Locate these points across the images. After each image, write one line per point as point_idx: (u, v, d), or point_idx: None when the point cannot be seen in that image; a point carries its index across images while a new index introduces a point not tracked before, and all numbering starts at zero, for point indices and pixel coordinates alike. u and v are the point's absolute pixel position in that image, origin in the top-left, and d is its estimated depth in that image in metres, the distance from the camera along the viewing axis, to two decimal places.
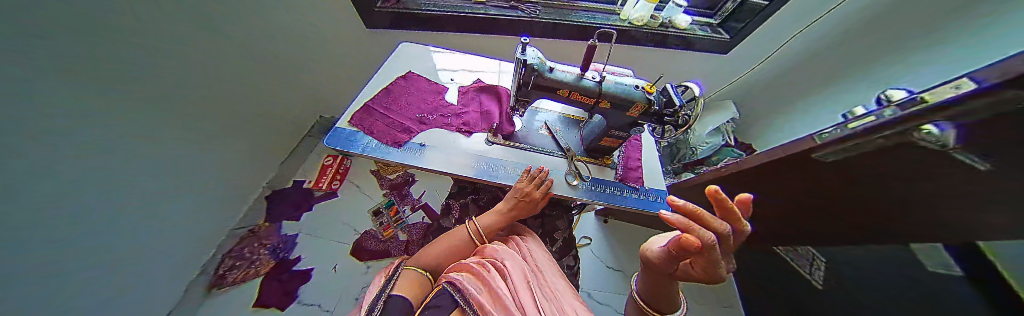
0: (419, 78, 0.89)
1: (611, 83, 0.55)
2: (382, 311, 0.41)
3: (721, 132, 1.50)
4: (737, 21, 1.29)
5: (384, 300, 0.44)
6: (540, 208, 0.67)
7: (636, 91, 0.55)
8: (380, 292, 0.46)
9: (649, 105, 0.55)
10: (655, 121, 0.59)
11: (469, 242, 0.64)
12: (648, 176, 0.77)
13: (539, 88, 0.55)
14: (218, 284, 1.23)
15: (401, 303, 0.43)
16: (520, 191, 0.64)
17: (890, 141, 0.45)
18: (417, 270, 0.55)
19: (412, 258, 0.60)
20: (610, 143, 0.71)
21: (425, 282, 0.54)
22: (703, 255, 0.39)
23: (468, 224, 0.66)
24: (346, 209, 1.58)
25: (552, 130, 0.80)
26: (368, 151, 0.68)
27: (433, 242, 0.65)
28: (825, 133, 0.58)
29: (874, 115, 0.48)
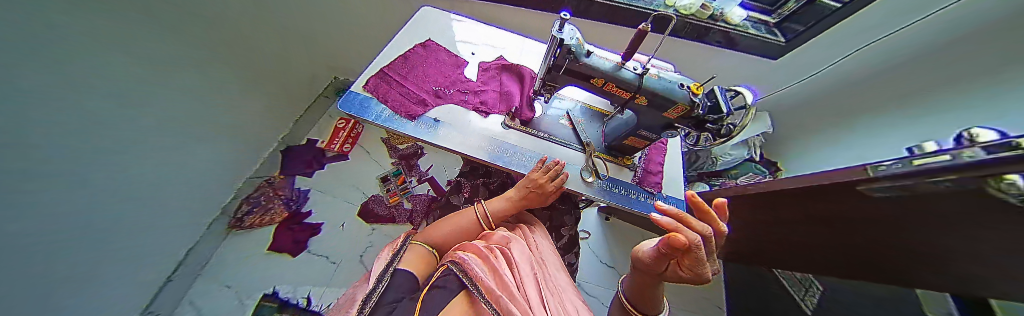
0: (438, 48, 0.84)
1: (650, 78, 0.48)
2: (390, 283, 0.40)
3: (752, 146, 1.39)
4: (798, 22, 1.13)
5: (390, 273, 0.43)
6: (550, 201, 0.64)
7: (680, 90, 0.49)
8: (389, 263, 0.46)
9: (692, 108, 0.48)
10: (693, 126, 0.53)
11: (476, 226, 0.62)
12: (668, 183, 0.72)
13: (571, 74, 0.49)
14: (237, 226, 1.31)
15: (406, 278, 0.43)
16: (532, 181, 0.60)
17: (964, 185, 0.34)
18: (424, 246, 0.55)
19: (420, 235, 0.59)
20: (635, 144, 0.66)
21: (431, 261, 0.54)
22: (688, 256, 0.37)
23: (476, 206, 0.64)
24: (355, 172, 1.61)
25: (573, 121, 0.75)
26: (381, 120, 0.66)
27: (439, 221, 0.63)
28: (883, 165, 0.45)
29: (948, 151, 0.35)
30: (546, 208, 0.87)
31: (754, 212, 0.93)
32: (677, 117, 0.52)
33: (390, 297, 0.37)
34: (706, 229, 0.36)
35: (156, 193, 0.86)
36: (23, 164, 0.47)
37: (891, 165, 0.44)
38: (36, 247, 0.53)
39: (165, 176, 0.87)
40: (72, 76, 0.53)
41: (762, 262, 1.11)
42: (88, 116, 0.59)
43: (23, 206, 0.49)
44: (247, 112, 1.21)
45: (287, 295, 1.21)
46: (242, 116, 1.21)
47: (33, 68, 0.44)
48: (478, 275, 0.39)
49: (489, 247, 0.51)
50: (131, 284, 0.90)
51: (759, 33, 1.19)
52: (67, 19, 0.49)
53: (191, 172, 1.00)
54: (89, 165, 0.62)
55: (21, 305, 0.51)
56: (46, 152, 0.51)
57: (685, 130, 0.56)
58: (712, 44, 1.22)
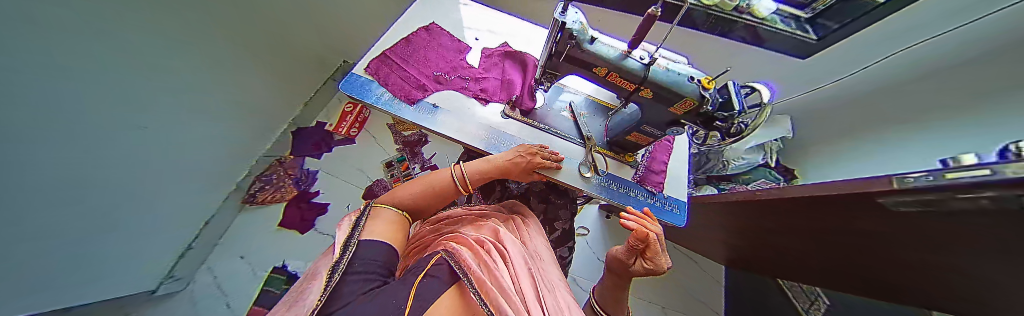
0: (442, 32, 0.82)
1: (658, 68, 0.45)
2: (356, 259, 0.35)
3: (767, 153, 1.31)
4: (830, 18, 0.99)
5: (354, 246, 0.38)
6: (529, 179, 0.62)
7: (690, 83, 0.45)
8: (352, 235, 0.40)
9: (701, 103, 0.45)
10: (701, 123, 0.50)
11: (450, 186, 0.56)
12: (670, 182, 0.69)
13: (572, 62, 0.47)
14: (250, 201, 1.38)
15: (377, 252, 0.38)
16: (525, 148, 0.59)
17: (998, 204, 0.30)
18: (393, 210, 0.51)
19: (384, 195, 0.54)
20: (636, 140, 0.63)
21: (399, 224, 0.49)
22: (646, 246, 0.46)
23: (451, 167, 0.57)
24: (361, 156, 1.64)
25: (576, 114, 0.72)
26: (380, 103, 0.66)
27: (406, 183, 0.57)
28: (909, 178, 0.41)
29: (992, 165, 0.31)
30: (543, 201, 0.86)
31: (755, 222, 0.90)
32: (682, 112, 0.48)
33: (355, 281, 0.32)
34: (657, 226, 0.46)
35: (168, 173, 0.89)
36: (63, 153, 0.51)
37: (920, 177, 0.39)
38: (66, 223, 0.59)
39: (177, 157, 0.90)
40: (118, 73, 0.59)
41: (772, 272, 1.06)
42: (116, 100, 0.61)
43: (62, 187, 0.54)
44: (257, 95, 1.23)
45: (296, 270, 1.31)
46: (260, 100, 1.26)
47: (81, 68, 0.50)
48: (471, 269, 0.39)
49: (482, 240, 0.51)
50: (160, 253, 0.99)
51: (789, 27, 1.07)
52: (120, 24, 0.55)
53: (206, 154, 1.04)
54: (113, 147, 0.65)
55: (46, 274, 0.58)
56: (77, 135, 0.54)
57: (691, 127, 0.53)
58: (734, 40, 1.14)
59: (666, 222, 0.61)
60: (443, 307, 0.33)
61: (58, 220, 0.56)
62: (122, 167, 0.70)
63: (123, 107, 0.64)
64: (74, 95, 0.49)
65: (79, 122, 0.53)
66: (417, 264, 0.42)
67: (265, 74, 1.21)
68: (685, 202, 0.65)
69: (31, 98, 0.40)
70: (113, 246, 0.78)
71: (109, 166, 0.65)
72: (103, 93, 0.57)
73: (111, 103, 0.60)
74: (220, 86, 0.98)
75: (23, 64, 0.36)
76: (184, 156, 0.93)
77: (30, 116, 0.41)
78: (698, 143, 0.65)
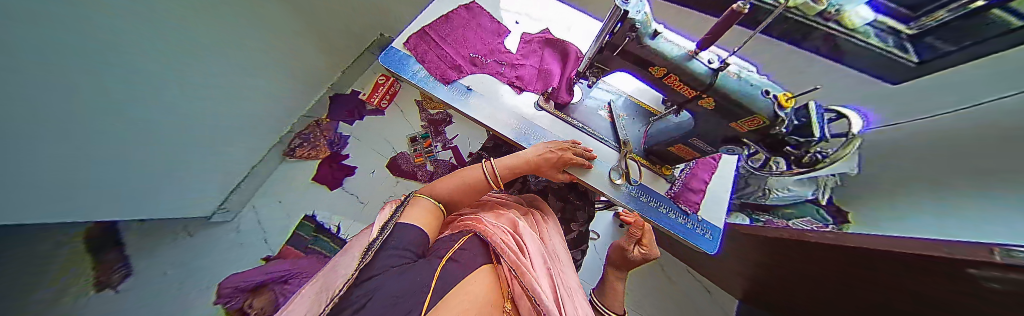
0: (482, 12, 0.79)
1: (728, 75, 0.38)
2: (391, 237, 0.37)
3: (817, 188, 0.91)
4: (939, 37, 0.52)
5: (391, 227, 0.40)
6: (557, 177, 0.59)
7: (761, 97, 0.37)
8: (389, 218, 0.42)
9: (772, 123, 0.37)
10: (765, 145, 0.43)
11: (483, 181, 0.54)
12: (705, 204, 0.63)
13: (628, 56, 0.42)
14: (290, 154, 1.53)
15: (409, 232, 0.39)
16: (556, 144, 0.57)
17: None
18: (430, 200, 0.50)
19: (424, 187, 0.53)
20: (680, 153, 0.57)
21: (436, 219, 0.48)
22: None
23: (483, 164, 0.55)
24: (389, 127, 1.71)
25: (614, 114, 0.67)
26: (416, 80, 0.68)
27: (436, 182, 0.54)
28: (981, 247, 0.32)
29: None
30: (560, 200, 0.83)
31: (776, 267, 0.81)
32: (747, 128, 0.41)
33: (389, 256, 0.34)
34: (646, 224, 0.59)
35: (211, 129, 0.98)
36: (92, 112, 0.54)
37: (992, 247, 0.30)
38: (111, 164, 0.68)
39: (217, 115, 0.98)
40: (150, 37, 0.60)
41: None
42: (149, 62, 0.64)
43: (100, 140, 0.60)
44: (293, 62, 1.28)
45: (323, 220, 1.45)
46: (299, 65, 1.33)
47: (115, 34, 0.52)
48: (504, 253, 0.44)
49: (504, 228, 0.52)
50: (204, 193, 1.13)
51: (889, 49, 0.61)
52: None
53: (244, 115, 1.13)
54: (150, 105, 0.70)
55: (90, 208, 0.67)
56: (109, 95, 0.57)
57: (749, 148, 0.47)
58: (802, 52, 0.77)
59: (700, 248, 0.56)
60: (477, 282, 0.37)
61: (96, 167, 0.63)
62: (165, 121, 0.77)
63: (157, 68, 0.67)
64: (102, 59, 0.51)
65: (118, 87, 0.58)
66: (441, 245, 0.43)
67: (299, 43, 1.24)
68: (721, 229, 0.59)
69: (58, 66, 0.42)
70: (162, 188, 0.89)
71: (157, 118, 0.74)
72: (140, 58, 0.61)
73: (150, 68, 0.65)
74: (253, 53, 1.01)
75: (45, 35, 0.37)
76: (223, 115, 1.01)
77: (61, 87, 0.45)
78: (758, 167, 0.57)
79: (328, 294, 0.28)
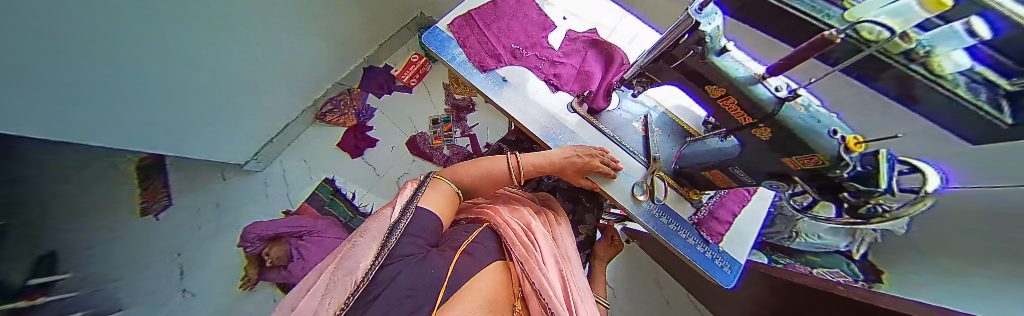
0: (531, 4, 0.77)
1: (794, 107, 0.34)
2: (410, 222, 0.39)
3: (851, 239, 0.56)
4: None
5: (412, 210, 0.41)
6: (582, 183, 0.59)
7: (828, 138, 0.31)
8: (410, 200, 0.43)
9: (831, 166, 0.33)
10: (814, 185, 0.40)
11: (507, 175, 0.54)
12: (731, 236, 0.59)
13: (688, 68, 0.41)
14: (321, 118, 1.62)
15: (428, 219, 0.41)
16: (585, 151, 0.56)
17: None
18: (450, 185, 0.49)
19: (444, 168, 0.52)
20: (715, 179, 0.54)
21: (454, 202, 0.48)
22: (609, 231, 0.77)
23: (509, 156, 0.55)
24: (414, 106, 1.76)
25: (649, 128, 0.64)
26: (455, 63, 0.70)
27: (458, 164, 0.53)
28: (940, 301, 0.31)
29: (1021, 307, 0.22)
30: (569, 200, 0.82)
31: None
32: (800, 166, 0.37)
33: (407, 244, 0.36)
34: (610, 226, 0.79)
35: (242, 88, 1.04)
36: (120, 69, 0.58)
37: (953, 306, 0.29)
38: (154, 109, 0.75)
39: (250, 76, 1.04)
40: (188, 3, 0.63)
41: None
42: (184, 26, 0.67)
43: (133, 91, 0.65)
44: (331, 33, 1.32)
45: (341, 185, 1.55)
46: (341, 35, 1.39)
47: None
48: (515, 249, 0.44)
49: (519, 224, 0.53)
50: (238, 143, 1.23)
51: (981, 112, 0.25)
52: None
53: (278, 79, 1.20)
54: (185, 64, 0.75)
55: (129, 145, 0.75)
56: (139, 54, 0.60)
57: (796, 186, 0.43)
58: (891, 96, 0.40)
59: (716, 280, 0.54)
60: (488, 278, 0.37)
61: (135, 111, 0.70)
62: (197, 77, 0.82)
63: (192, 32, 0.70)
64: (133, 24, 0.54)
65: (145, 52, 0.61)
66: (456, 235, 0.45)
67: (337, 15, 1.26)
68: (743, 266, 0.56)
69: (84, 25, 0.44)
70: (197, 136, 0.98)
71: (196, 71, 0.80)
72: (177, 22, 0.64)
73: (189, 30, 0.69)
74: (290, 22, 1.04)
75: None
76: (257, 77, 1.08)
77: (89, 46, 0.47)
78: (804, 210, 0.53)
79: (352, 285, 0.31)
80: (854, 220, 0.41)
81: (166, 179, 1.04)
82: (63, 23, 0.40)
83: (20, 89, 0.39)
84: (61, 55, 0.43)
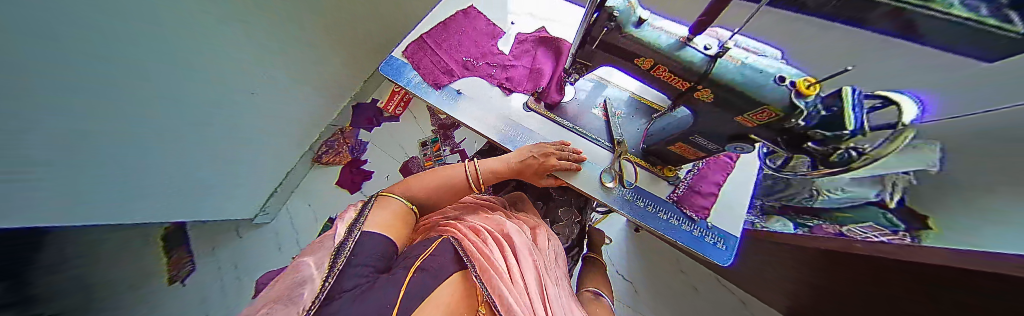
0: (479, 15, 0.76)
1: (725, 61, 0.31)
2: (355, 249, 0.36)
3: (882, 187, 0.50)
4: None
5: (356, 237, 0.38)
6: (545, 183, 0.58)
7: (774, 86, 0.29)
8: (352, 226, 0.40)
9: (788, 116, 0.30)
10: (780, 141, 0.37)
11: (465, 185, 0.54)
12: (718, 210, 0.55)
13: (609, 48, 0.39)
14: (319, 160, 1.66)
15: (376, 242, 0.39)
16: (542, 150, 0.54)
17: None
18: (400, 202, 0.48)
19: (395, 183, 0.51)
20: (682, 152, 0.51)
21: (407, 219, 0.47)
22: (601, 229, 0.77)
23: (466, 164, 0.55)
24: (402, 133, 1.78)
25: (610, 113, 0.62)
26: (411, 86, 0.71)
27: (413, 175, 0.53)
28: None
29: None
30: (540, 199, 0.79)
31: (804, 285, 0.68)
32: (755, 121, 0.34)
33: (353, 275, 0.33)
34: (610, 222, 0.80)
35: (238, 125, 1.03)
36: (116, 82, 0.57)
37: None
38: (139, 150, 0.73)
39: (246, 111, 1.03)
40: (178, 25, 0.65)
41: None
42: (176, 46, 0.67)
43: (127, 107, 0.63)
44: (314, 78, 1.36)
45: None
46: (325, 79, 1.43)
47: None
48: (471, 258, 0.43)
49: (479, 233, 0.52)
50: (247, 192, 1.27)
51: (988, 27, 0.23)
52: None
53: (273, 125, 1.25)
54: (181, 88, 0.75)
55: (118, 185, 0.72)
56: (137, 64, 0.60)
57: (765, 145, 0.40)
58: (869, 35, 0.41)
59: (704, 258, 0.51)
60: (445, 294, 0.36)
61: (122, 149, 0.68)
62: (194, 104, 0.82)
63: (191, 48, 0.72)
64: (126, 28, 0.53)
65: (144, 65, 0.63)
66: (411, 252, 0.42)
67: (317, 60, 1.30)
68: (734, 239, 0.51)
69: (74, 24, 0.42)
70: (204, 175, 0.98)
71: (200, 75, 0.79)
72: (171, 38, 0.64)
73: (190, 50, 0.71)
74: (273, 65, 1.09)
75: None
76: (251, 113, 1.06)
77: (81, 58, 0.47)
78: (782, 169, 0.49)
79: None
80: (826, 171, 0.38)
81: (188, 248, 1.24)
82: (55, 13, 0.38)
83: (21, 86, 0.38)
84: (58, 53, 0.42)
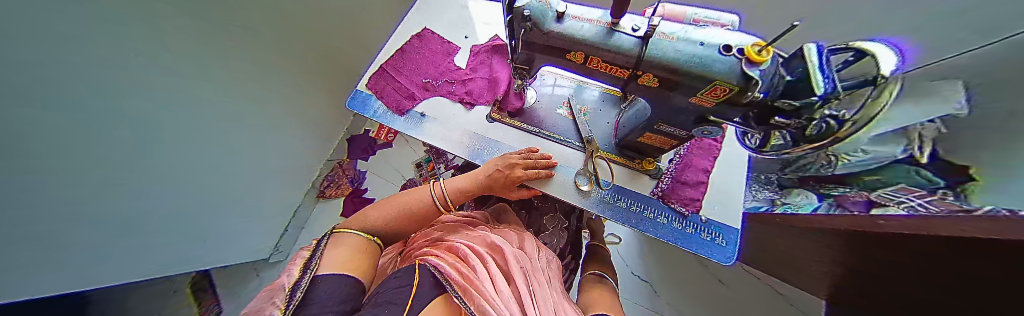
0: (435, 36, 0.76)
1: (658, 39, 0.28)
2: (309, 296, 0.30)
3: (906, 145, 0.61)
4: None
5: (308, 285, 0.31)
6: (517, 195, 0.54)
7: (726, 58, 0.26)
8: (303, 272, 0.33)
9: (746, 88, 0.25)
10: (752, 120, 0.32)
11: (431, 208, 0.51)
12: (709, 200, 0.50)
13: (540, 47, 0.35)
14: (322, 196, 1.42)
15: (336, 284, 0.32)
16: (506, 160, 0.51)
17: None
18: (359, 235, 0.43)
19: (350, 218, 0.46)
20: (654, 142, 0.47)
21: (369, 251, 0.42)
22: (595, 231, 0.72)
23: (432, 185, 0.52)
24: None
25: (575, 111, 0.59)
26: (376, 117, 0.70)
27: (372, 205, 0.49)
28: None
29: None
30: (523, 208, 0.76)
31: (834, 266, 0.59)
32: (712, 100, 0.30)
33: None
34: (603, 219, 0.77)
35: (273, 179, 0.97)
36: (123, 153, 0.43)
37: None
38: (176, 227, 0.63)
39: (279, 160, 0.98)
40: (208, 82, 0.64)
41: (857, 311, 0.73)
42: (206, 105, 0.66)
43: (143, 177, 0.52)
44: None
45: None
46: None
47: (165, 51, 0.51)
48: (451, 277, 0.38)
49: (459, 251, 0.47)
50: None
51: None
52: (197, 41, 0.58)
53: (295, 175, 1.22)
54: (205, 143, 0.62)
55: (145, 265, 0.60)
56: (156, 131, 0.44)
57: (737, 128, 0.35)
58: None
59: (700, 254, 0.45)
60: None
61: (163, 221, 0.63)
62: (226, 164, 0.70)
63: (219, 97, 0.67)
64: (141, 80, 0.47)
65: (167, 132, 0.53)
66: (383, 286, 0.36)
67: None
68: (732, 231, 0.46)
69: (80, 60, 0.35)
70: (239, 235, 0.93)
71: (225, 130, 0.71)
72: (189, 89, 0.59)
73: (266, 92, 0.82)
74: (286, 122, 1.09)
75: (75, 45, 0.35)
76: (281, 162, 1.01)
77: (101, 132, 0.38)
78: (757, 150, 0.41)
79: None
80: (802, 149, 0.32)
81: None
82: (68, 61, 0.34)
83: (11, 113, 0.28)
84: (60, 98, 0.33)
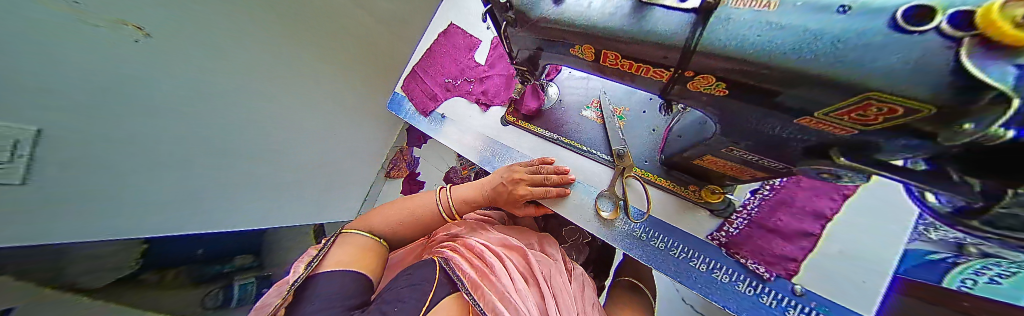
0: (459, 31, 0.72)
1: (731, 8, 0.16)
2: (300, 296, 0.33)
3: None
4: None
5: (306, 278, 0.35)
6: (526, 210, 0.47)
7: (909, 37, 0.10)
8: (308, 265, 0.37)
9: (966, 114, 0.10)
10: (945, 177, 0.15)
11: (435, 214, 0.50)
12: (816, 265, 0.32)
13: (541, 41, 0.28)
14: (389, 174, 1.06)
15: (330, 280, 0.35)
16: (509, 173, 0.44)
17: None
18: (365, 235, 0.45)
19: (358, 219, 0.49)
20: (720, 169, 0.32)
21: (371, 252, 0.43)
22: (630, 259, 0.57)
23: (438, 192, 0.52)
24: None
25: (608, 114, 0.46)
26: (407, 117, 0.73)
27: (378, 208, 0.51)
28: None
29: None
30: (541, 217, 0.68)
31: None
32: (858, 126, 0.15)
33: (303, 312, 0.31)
34: None
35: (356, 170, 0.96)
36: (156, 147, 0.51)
37: None
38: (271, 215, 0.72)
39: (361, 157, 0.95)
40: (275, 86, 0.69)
41: None
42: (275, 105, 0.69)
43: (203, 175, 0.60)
44: None
45: None
46: None
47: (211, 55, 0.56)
48: (465, 271, 0.36)
49: (473, 245, 0.43)
50: None
51: None
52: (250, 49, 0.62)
53: None
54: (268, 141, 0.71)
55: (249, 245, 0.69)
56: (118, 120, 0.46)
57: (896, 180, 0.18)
58: None
59: None
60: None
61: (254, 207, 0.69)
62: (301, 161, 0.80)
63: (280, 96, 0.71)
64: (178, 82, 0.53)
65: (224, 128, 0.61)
66: (394, 284, 0.35)
67: None
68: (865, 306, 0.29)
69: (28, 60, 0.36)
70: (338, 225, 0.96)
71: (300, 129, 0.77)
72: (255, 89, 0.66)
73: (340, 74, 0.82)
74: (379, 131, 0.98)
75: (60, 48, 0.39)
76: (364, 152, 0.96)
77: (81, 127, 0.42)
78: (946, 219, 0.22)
79: None
80: None
81: None
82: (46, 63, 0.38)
83: None
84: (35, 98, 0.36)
